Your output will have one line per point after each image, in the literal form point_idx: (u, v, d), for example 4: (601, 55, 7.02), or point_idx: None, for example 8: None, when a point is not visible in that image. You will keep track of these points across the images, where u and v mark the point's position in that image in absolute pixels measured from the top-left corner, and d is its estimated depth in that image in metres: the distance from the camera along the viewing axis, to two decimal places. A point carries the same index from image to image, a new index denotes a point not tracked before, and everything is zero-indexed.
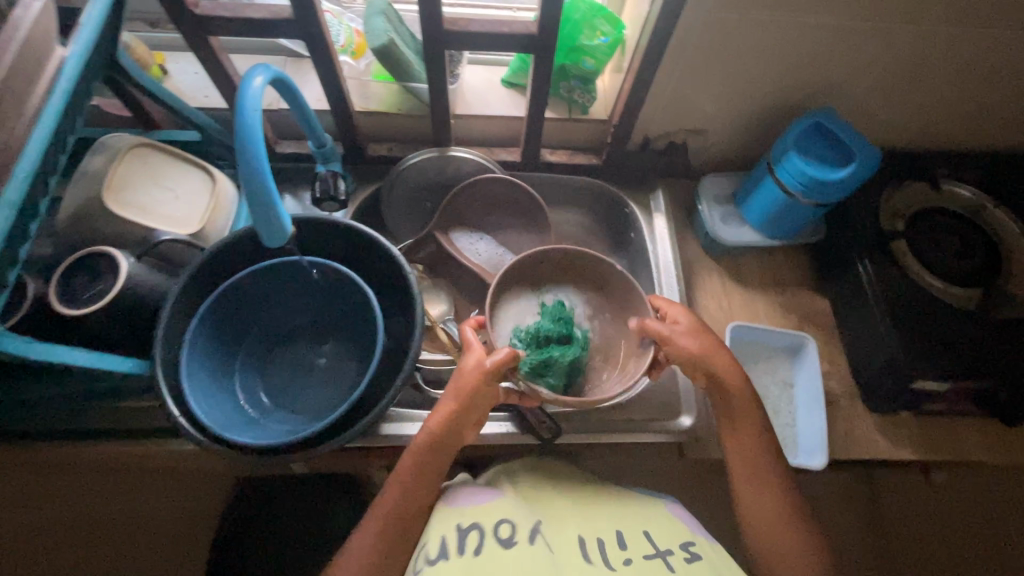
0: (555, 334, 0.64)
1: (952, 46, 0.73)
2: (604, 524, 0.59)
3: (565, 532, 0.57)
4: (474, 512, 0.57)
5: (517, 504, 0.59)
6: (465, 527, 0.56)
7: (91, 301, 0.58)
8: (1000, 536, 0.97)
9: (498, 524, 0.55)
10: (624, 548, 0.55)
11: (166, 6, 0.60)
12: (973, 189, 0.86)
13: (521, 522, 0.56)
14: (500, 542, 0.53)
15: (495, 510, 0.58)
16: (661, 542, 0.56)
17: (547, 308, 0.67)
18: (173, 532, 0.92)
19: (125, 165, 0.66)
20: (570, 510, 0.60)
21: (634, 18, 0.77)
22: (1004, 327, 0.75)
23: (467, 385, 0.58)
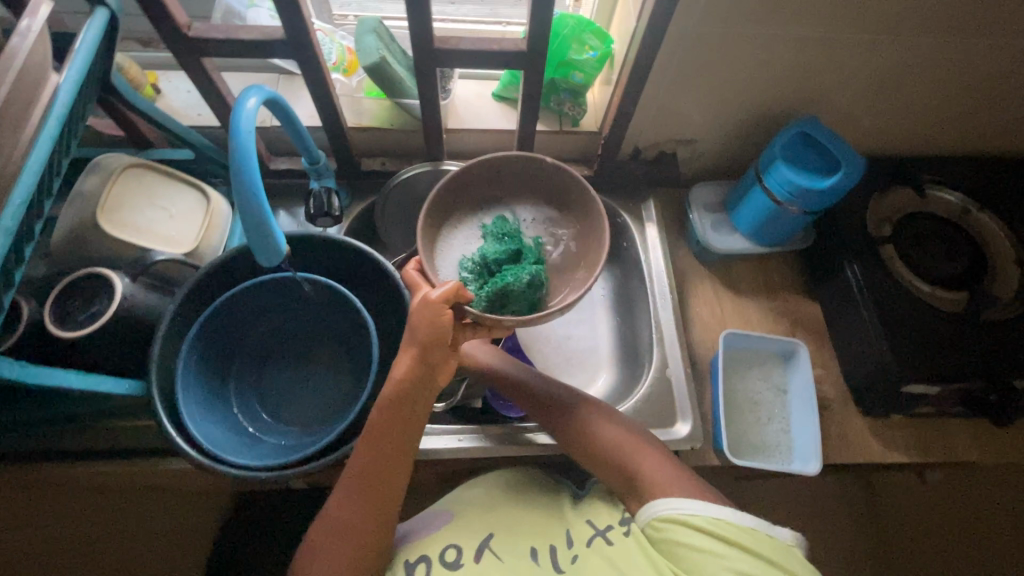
0: (500, 255, 0.62)
1: (932, 56, 0.74)
2: (549, 528, 0.65)
3: (512, 542, 0.64)
4: (423, 543, 0.65)
5: (460, 524, 0.66)
6: (414, 560, 0.63)
7: (84, 323, 0.58)
8: (995, 536, 0.98)
9: (445, 550, 0.64)
10: (569, 546, 0.63)
11: (160, 28, 0.60)
12: (958, 194, 0.87)
13: (466, 543, 0.64)
14: (448, 567, 0.62)
15: (437, 539, 0.65)
16: (600, 525, 0.64)
17: (489, 226, 0.65)
18: (169, 550, 0.92)
19: (119, 186, 0.66)
20: (516, 515, 0.66)
21: (622, 32, 0.78)
22: (991, 329, 0.76)
23: (417, 321, 0.53)
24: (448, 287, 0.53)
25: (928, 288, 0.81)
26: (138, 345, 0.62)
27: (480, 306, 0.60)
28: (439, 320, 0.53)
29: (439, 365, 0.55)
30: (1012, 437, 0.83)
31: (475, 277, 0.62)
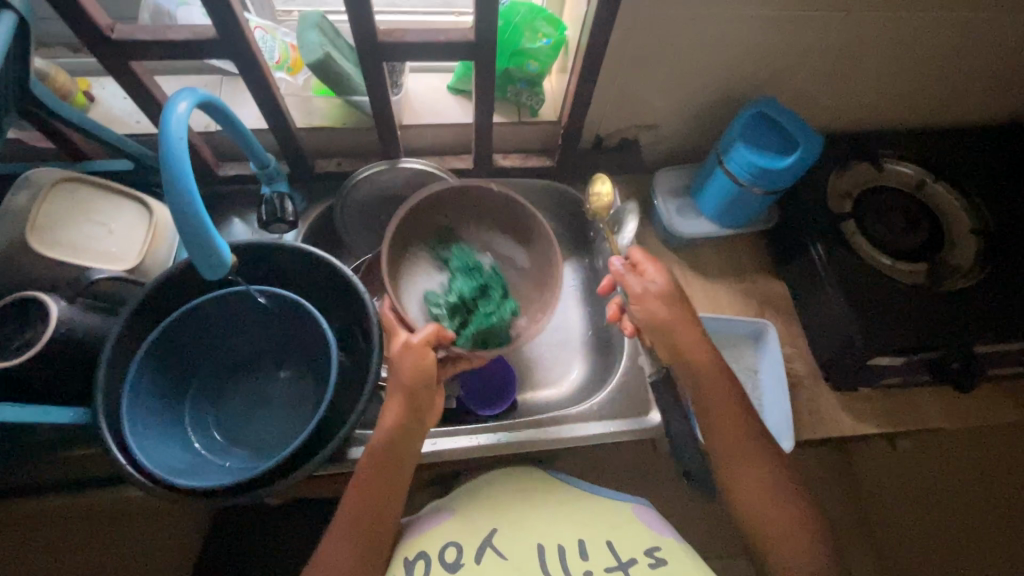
0: (470, 290, 0.64)
1: (881, 31, 0.75)
2: (565, 530, 0.62)
3: (520, 543, 0.61)
4: (420, 539, 0.62)
5: (464, 521, 0.63)
6: (412, 558, 0.60)
7: (19, 351, 0.55)
8: (967, 498, 1.01)
9: (445, 548, 0.61)
10: (583, 558, 0.60)
11: (79, 33, 0.57)
12: (914, 166, 0.88)
13: (467, 542, 0.61)
14: (449, 567, 0.59)
15: (435, 534, 0.62)
16: (624, 552, 0.60)
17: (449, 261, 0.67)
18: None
19: (51, 202, 0.62)
20: (529, 521, 0.63)
21: (575, 18, 0.76)
22: (950, 298, 0.77)
23: (401, 369, 0.57)
24: (426, 332, 0.58)
25: (889, 261, 0.81)
26: (83, 372, 0.59)
27: (465, 346, 0.63)
28: (419, 369, 0.57)
29: (425, 410, 0.59)
30: (975, 401, 0.85)
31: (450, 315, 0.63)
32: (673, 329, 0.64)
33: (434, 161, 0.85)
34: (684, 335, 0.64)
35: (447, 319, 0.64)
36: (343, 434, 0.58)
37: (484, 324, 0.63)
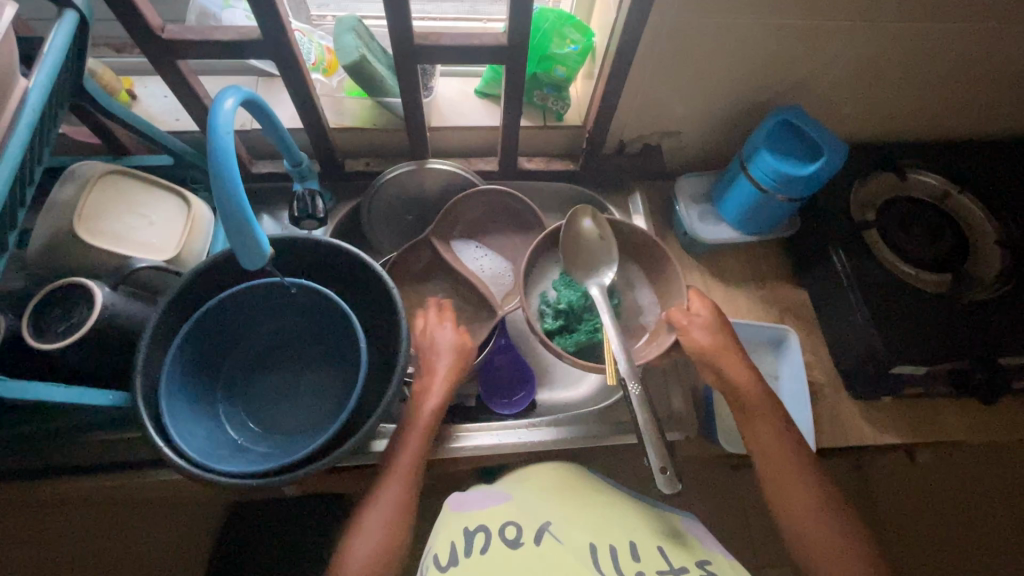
0: (580, 301, 0.75)
1: (908, 42, 0.75)
2: (617, 532, 0.62)
3: (576, 534, 0.61)
4: (485, 516, 0.65)
5: (526, 506, 0.65)
6: (473, 529, 0.63)
7: (66, 334, 0.57)
8: (988, 512, 1.00)
9: (504, 526, 0.62)
10: (635, 559, 0.58)
11: (132, 32, 0.59)
12: (939, 177, 0.88)
13: (527, 524, 0.62)
14: (506, 543, 0.60)
15: (499, 513, 0.65)
16: (676, 559, 0.59)
17: (561, 275, 0.78)
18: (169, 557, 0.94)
19: (96, 193, 0.65)
20: (585, 518, 0.64)
21: (602, 25, 0.78)
22: (974, 308, 0.77)
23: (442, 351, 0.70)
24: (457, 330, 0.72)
25: (912, 270, 0.81)
26: (123, 357, 0.61)
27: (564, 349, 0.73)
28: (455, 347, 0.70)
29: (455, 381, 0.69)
30: (998, 414, 0.84)
31: (556, 321, 0.74)
32: (721, 358, 0.69)
33: (460, 163, 0.87)
34: (730, 363, 0.68)
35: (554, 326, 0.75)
36: (374, 419, 0.59)
37: (588, 335, 0.73)
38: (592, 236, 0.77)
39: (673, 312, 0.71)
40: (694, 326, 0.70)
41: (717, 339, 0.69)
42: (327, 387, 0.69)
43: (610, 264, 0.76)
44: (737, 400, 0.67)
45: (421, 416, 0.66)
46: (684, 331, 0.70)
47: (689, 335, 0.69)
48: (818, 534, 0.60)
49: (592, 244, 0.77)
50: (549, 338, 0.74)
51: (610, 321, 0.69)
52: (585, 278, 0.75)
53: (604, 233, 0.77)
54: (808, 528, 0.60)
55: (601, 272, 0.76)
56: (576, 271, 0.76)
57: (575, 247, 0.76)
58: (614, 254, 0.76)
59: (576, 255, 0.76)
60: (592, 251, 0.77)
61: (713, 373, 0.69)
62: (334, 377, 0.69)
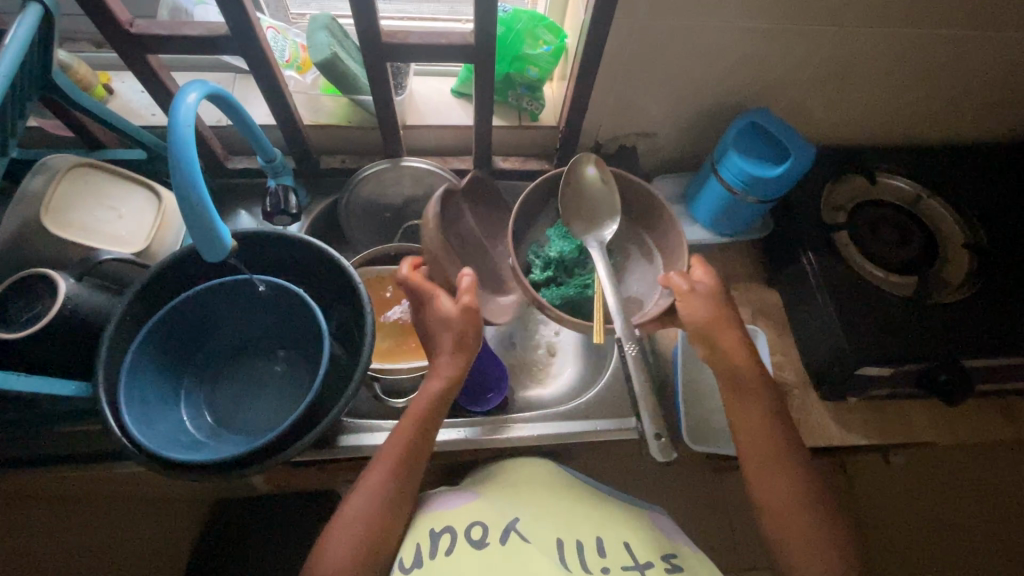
0: (573, 254, 0.77)
1: (874, 47, 0.76)
2: (584, 526, 0.64)
3: (542, 530, 0.62)
4: (451, 515, 0.65)
5: (492, 504, 0.65)
6: (439, 530, 0.63)
7: (28, 324, 0.57)
8: (957, 513, 1.03)
9: (470, 527, 0.63)
10: (601, 554, 0.61)
11: (101, 26, 0.60)
12: (910, 181, 0.89)
13: (494, 523, 0.63)
14: (472, 544, 0.61)
15: (467, 512, 0.65)
16: (640, 554, 0.61)
17: (558, 227, 0.79)
18: (146, 549, 0.95)
19: (66, 185, 0.65)
20: (552, 511, 0.65)
21: (575, 27, 0.79)
22: (940, 310, 0.78)
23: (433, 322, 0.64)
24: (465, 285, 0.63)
25: (881, 273, 0.82)
26: (86, 347, 0.61)
27: (553, 302, 0.74)
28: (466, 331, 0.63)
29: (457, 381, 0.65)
30: (966, 417, 0.85)
31: (545, 272, 0.76)
32: (719, 330, 0.66)
33: (435, 161, 0.88)
34: (729, 339, 0.65)
35: (544, 276, 0.76)
36: (333, 415, 0.60)
37: (577, 290, 0.75)
38: (595, 183, 0.74)
39: (673, 277, 0.69)
40: (694, 292, 0.67)
41: (716, 311, 0.66)
42: (294, 381, 0.69)
43: (613, 219, 0.73)
44: (732, 377, 0.65)
45: (415, 410, 0.63)
46: (682, 298, 0.67)
47: (689, 302, 0.66)
48: (796, 522, 0.60)
49: (596, 192, 0.75)
50: (536, 288, 0.76)
51: (610, 281, 0.68)
52: (584, 230, 0.74)
53: (609, 181, 0.74)
54: (775, 524, 0.61)
55: (601, 226, 0.74)
56: (575, 224, 0.75)
57: (580, 196, 0.75)
58: (617, 203, 0.74)
59: (578, 206, 0.75)
60: (595, 200, 0.75)
61: (709, 347, 0.66)
62: (301, 372, 0.70)
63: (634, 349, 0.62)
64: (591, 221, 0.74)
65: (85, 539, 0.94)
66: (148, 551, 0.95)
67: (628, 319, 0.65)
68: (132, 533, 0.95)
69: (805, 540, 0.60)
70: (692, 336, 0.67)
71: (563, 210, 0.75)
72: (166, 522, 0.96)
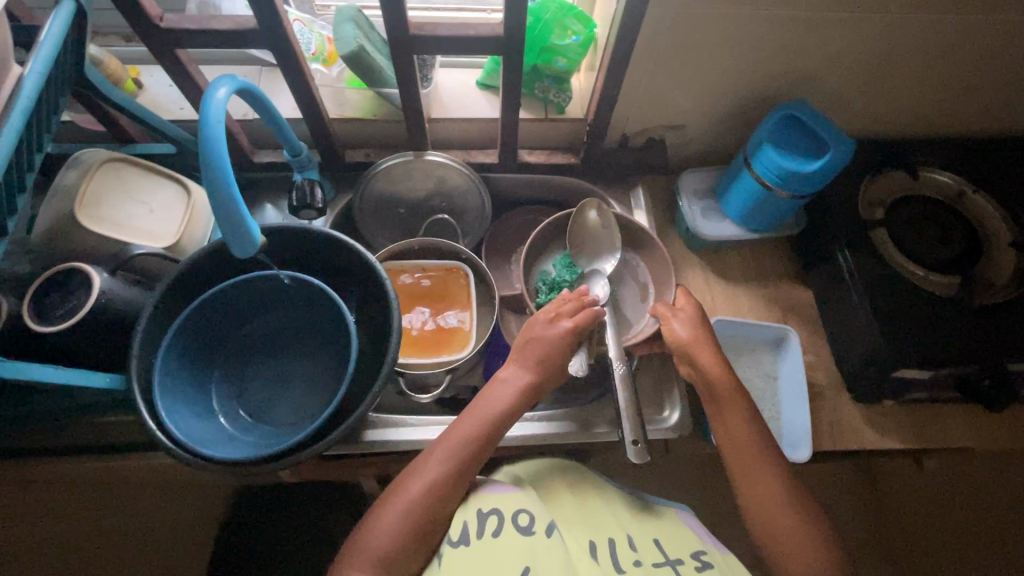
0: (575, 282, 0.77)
1: (922, 35, 0.73)
2: (615, 525, 0.63)
3: (575, 532, 0.62)
4: (499, 498, 0.63)
5: (537, 494, 0.64)
6: (486, 511, 0.62)
7: (64, 318, 0.58)
8: (997, 520, 0.99)
9: (518, 513, 0.61)
10: (633, 549, 0.60)
11: (131, 21, 0.60)
12: (952, 175, 0.85)
13: (540, 513, 0.61)
14: (519, 530, 0.60)
15: (516, 498, 0.63)
16: (671, 550, 0.61)
17: (563, 256, 0.80)
18: (176, 536, 0.97)
19: (99, 180, 0.66)
20: (584, 513, 0.64)
21: (605, 16, 0.77)
22: (984, 312, 0.74)
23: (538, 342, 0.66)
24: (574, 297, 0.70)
25: (922, 272, 0.79)
26: (118, 341, 0.61)
27: None
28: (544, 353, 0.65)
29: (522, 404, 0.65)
30: (1007, 422, 0.81)
31: (550, 295, 0.77)
32: (697, 350, 0.67)
33: (459, 155, 0.87)
34: (705, 356, 0.67)
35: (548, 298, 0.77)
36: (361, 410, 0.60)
37: None
38: (596, 227, 0.79)
39: (656, 307, 0.72)
40: (676, 318, 0.70)
41: (696, 332, 0.69)
42: (320, 376, 0.69)
43: (613, 253, 0.78)
44: (710, 392, 0.66)
45: (467, 431, 0.62)
46: (665, 322, 0.70)
47: (671, 326, 0.70)
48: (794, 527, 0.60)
49: (597, 234, 0.79)
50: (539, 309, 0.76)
51: (607, 309, 0.72)
52: (588, 263, 0.79)
53: (609, 224, 0.79)
54: (788, 535, 0.60)
55: (602, 259, 0.78)
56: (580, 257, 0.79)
57: (581, 235, 0.79)
58: (617, 244, 0.78)
59: (582, 242, 0.79)
60: (597, 241, 0.79)
61: (689, 365, 0.68)
62: (325, 367, 0.70)
63: (623, 369, 0.66)
64: (589, 257, 0.79)
65: (118, 524, 0.97)
66: (178, 537, 0.97)
67: (617, 340, 0.69)
68: (163, 519, 0.98)
69: (802, 546, 0.59)
70: (676, 356, 0.69)
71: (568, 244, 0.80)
72: (194, 509, 0.98)
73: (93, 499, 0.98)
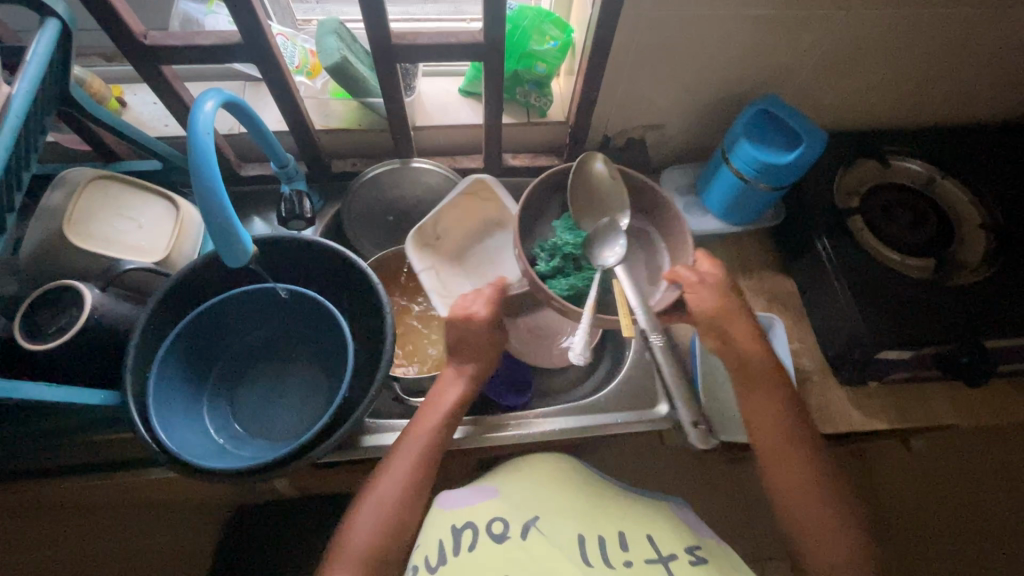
0: (577, 245, 0.75)
1: (885, 29, 0.76)
2: (606, 522, 0.64)
3: (563, 526, 0.62)
4: (472, 511, 0.65)
5: (509, 500, 0.66)
6: (461, 525, 0.64)
7: (55, 335, 0.58)
8: (981, 495, 1.02)
9: (491, 522, 0.63)
10: (624, 548, 0.60)
11: (116, 39, 0.60)
12: (921, 163, 0.89)
13: (514, 519, 0.63)
14: (493, 538, 0.61)
15: (486, 509, 0.65)
16: (665, 546, 0.61)
17: (564, 219, 0.77)
18: (173, 555, 0.96)
19: (86, 198, 0.66)
20: (572, 510, 0.65)
21: (581, 22, 0.79)
22: (960, 292, 0.77)
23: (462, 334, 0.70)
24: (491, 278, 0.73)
25: (897, 257, 0.81)
26: (114, 357, 0.62)
27: (559, 292, 0.72)
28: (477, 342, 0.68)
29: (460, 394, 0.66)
30: (987, 398, 0.84)
31: (552, 262, 0.74)
32: (727, 322, 0.68)
33: (444, 161, 0.88)
34: (738, 328, 0.69)
35: (550, 265, 0.74)
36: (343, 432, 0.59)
37: (582, 279, 0.73)
38: (605, 180, 0.77)
39: (682, 270, 0.70)
40: (704, 284, 0.68)
41: (726, 299, 0.69)
42: (315, 385, 0.70)
43: (625, 211, 0.75)
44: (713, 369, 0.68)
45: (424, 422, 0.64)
46: (692, 289, 0.68)
47: (698, 293, 0.68)
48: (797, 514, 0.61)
49: (607, 189, 0.77)
50: (542, 279, 0.74)
51: (622, 272, 0.68)
52: (594, 225, 0.76)
53: (618, 178, 0.76)
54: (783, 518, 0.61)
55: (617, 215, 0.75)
56: (584, 219, 0.77)
57: (592, 193, 0.77)
58: (628, 200, 0.76)
59: (589, 200, 0.77)
60: (606, 196, 0.77)
61: (717, 336, 0.68)
62: (321, 376, 0.70)
63: (660, 341, 0.63)
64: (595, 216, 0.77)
65: (112, 547, 0.96)
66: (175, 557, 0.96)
67: (650, 311, 0.64)
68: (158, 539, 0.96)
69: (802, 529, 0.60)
70: (705, 328, 0.69)
71: (574, 204, 0.77)
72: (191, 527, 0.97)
73: (87, 524, 0.96)
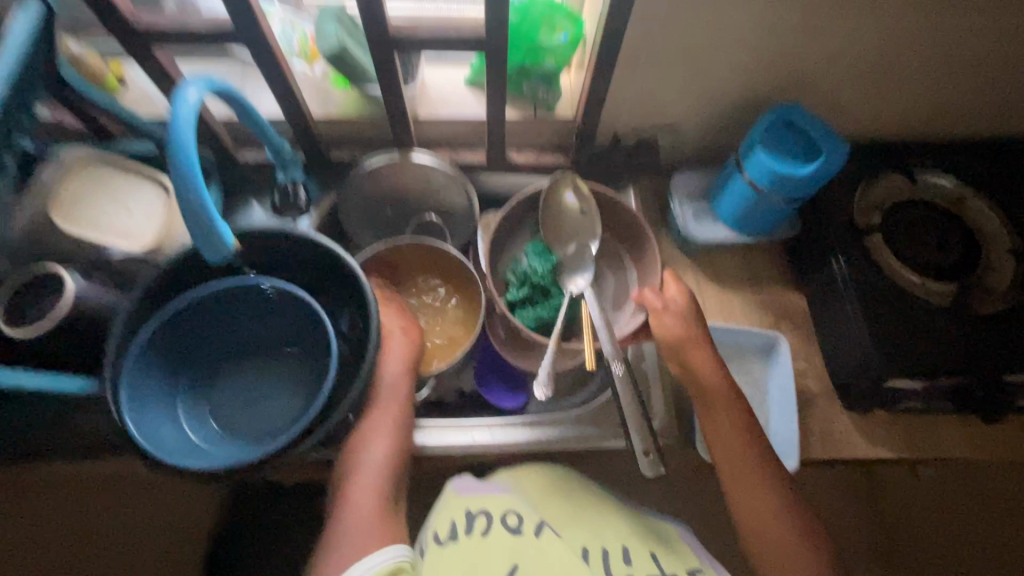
0: (545, 275, 0.77)
1: (919, 36, 0.70)
2: (610, 533, 0.68)
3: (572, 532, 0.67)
4: (489, 500, 0.69)
5: (526, 497, 0.70)
6: (475, 512, 0.69)
7: (37, 321, 0.58)
8: (990, 527, 0.98)
9: (507, 515, 0.68)
10: (626, 561, 0.66)
11: (105, 20, 0.59)
12: (951, 179, 0.83)
13: (529, 515, 0.68)
14: (508, 530, 0.67)
15: (503, 501, 0.69)
16: (667, 566, 0.66)
17: (534, 244, 0.79)
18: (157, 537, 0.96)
19: (75, 182, 0.65)
20: (582, 518, 0.69)
21: (593, 16, 0.75)
22: (980, 322, 0.73)
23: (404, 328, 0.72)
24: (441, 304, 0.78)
25: (919, 280, 0.76)
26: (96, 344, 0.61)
27: (527, 324, 0.75)
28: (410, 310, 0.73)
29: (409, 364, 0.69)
30: (1003, 432, 0.80)
31: (521, 291, 0.77)
32: (687, 346, 0.66)
33: (444, 155, 0.86)
34: (697, 356, 0.66)
35: (518, 298, 0.77)
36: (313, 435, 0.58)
37: (549, 309, 0.75)
38: (572, 210, 0.77)
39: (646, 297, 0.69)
40: (667, 311, 0.68)
41: (687, 328, 0.67)
42: (298, 381, 0.69)
43: (594, 238, 0.76)
44: (697, 393, 0.65)
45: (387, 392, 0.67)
46: (656, 317, 0.68)
47: (660, 319, 0.68)
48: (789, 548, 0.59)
49: (573, 220, 0.77)
50: (512, 310, 0.77)
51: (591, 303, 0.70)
52: (563, 250, 0.77)
53: (587, 201, 0.77)
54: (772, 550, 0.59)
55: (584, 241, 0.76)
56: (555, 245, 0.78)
57: (558, 221, 0.77)
58: (597, 229, 0.76)
59: (556, 227, 0.78)
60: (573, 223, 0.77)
61: (679, 363, 0.67)
62: (304, 372, 0.69)
63: (621, 371, 0.63)
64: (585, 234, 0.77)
65: None
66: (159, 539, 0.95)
67: (613, 339, 0.66)
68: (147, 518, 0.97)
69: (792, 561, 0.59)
70: (667, 354, 0.67)
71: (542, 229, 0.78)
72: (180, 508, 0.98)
73: None
